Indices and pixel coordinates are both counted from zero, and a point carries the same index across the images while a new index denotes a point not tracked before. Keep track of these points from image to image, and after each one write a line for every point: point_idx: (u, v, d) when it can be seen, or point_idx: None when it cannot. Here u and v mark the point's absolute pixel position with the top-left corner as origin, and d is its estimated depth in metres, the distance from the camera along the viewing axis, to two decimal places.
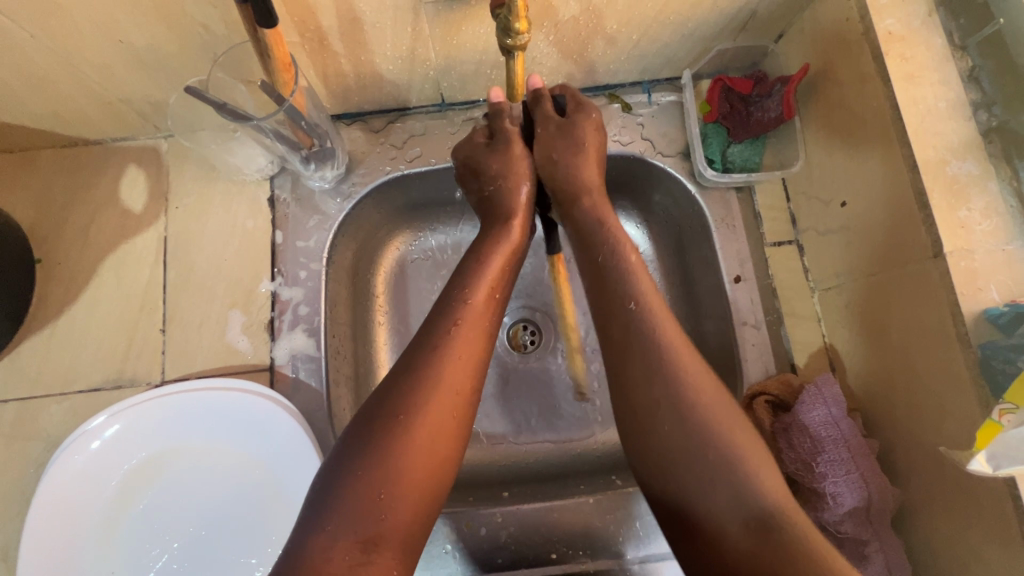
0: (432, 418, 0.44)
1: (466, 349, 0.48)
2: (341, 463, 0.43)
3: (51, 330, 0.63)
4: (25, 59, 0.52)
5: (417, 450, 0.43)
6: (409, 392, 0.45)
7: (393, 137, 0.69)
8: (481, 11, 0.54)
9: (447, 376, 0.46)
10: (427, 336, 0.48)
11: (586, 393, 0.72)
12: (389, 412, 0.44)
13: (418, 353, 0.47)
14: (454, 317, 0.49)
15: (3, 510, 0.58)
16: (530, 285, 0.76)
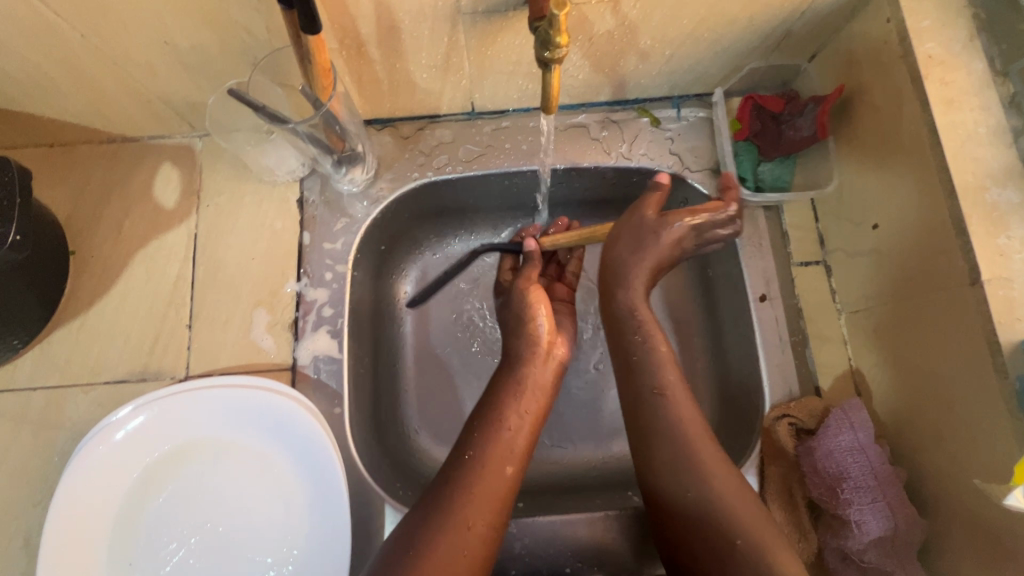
0: (439, 561, 0.45)
1: (490, 481, 0.50)
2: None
3: (80, 320, 0.64)
4: (73, 58, 0.54)
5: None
6: (426, 523, 0.47)
7: (422, 143, 0.69)
8: (517, 23, 0.54)
9: (464, 507, 0.48)
10: (449, 471, 0.51)
11: (603, 406, 0.72)
12: (407, 542, 0.46)
13: (440, 493, 0.49)
14: (471, 450, 0.52)
15: (28, 496, 0.59)
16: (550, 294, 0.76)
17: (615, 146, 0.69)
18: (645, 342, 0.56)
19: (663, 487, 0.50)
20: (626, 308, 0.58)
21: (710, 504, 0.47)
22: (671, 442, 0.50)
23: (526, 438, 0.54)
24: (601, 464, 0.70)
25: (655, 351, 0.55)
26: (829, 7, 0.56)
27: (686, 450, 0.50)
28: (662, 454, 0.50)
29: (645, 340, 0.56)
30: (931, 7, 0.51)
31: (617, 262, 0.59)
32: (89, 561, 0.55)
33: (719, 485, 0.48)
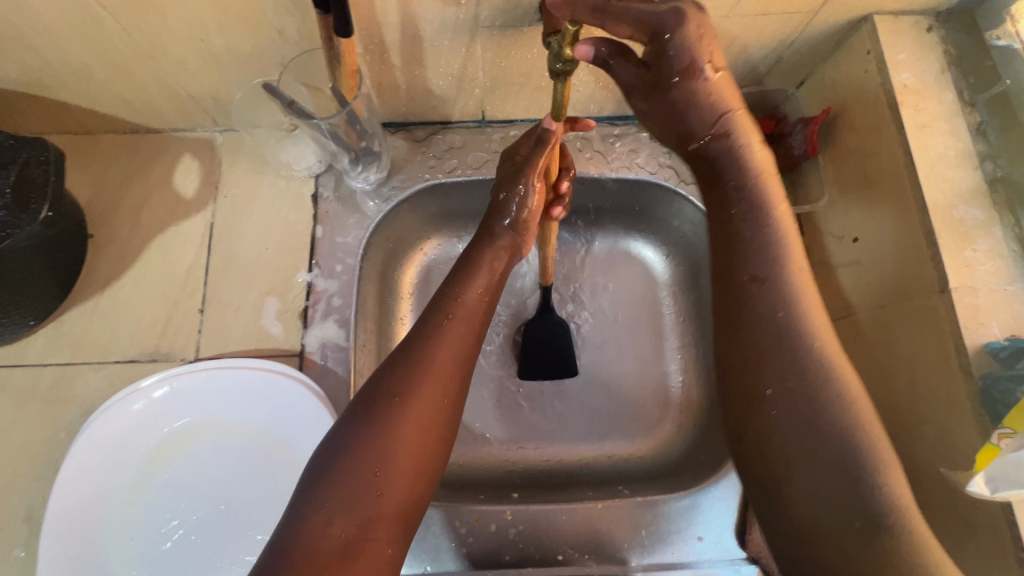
0: (421, 409, 0.43)
1: (461, 339, 0.49)
2: (334, 443, 0.42)
3: (95, 301, 0.66)
4: (111, 48, 0.57)
5: (410, 429, 0.42)
6: (407, 373, 0.45)
7: (434, 147, 0.73)
8: (530, 39, 0.59)
9: (439, 360, 0.47)
10: (419, 328, 0.49)
11: (597, 408, 0.74)
12: (387, 391, 0.44)
13: (411, 350, 0.47)
14: (446, 312, 0.50)
15: (33, 469, 0.60)
16: (573, 298, 0.79)
17: (615, 158, 0.73)
18: (749, 200, 0.43)
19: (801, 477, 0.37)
20: (734, 167, 0.45)
21: (831, 425, 0.37)
22: (784, 354, 0.39)
23: (483, 297, 0.54)
24: (592, 462, 0.72)
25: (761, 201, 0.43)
26: (816, 38, 0.61)
27: (809, 355, 0.39)
28: (780, 372, 0.39)
29: (767, 211, 0.43)
30: (908, 42, 0.57)
31: (698, 127, 0.46)
32: (92, 535, 0.56)
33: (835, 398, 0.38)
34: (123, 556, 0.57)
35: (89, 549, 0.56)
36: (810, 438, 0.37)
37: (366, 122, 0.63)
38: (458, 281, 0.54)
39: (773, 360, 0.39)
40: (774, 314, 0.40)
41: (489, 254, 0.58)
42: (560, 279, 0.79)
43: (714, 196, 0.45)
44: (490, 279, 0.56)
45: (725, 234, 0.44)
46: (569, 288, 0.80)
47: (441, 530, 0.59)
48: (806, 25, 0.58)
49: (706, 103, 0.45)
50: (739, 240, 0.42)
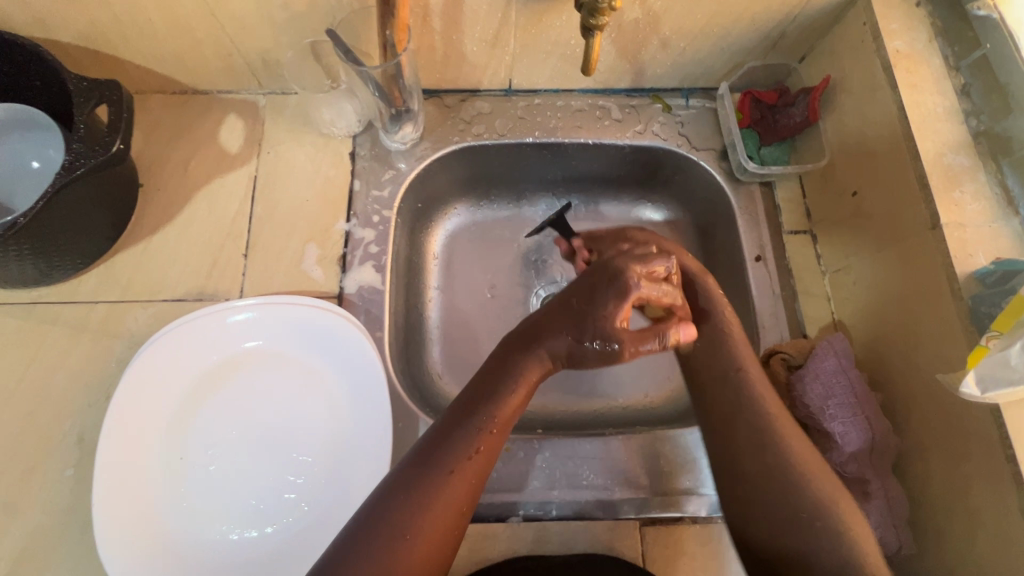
0: (424, 551, 0.45)
1: (479, 466, 0.48)
2: (329, 567, 0.43)
3: (144, 245, 0.70)
4: (176, 5, 0.62)
5: (427, 542, 0.45)
6: (419, 511, 0.45)
7: (464, 112, 0.79)
8: (561, 6, 0.64)
9: (451, 500, 0.46)
10: (445, 454, 0.48)
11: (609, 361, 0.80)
12: (398, 533, 0.44)
13: (430, 473, 0.47)
14: (475, 446, 0.48)
15: (85, 396, 0.63)
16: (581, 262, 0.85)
17: (631, 127, 0.79)
18: (710, 317, 0.60)
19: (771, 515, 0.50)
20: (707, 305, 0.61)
21: (767, 447, 0.52)
22: (736, 393, 0.55)
23: (521, 402, 0.52)
24: (607, 409, 0.77)
25: (715, 305, 0.60)
26: (816, 14, 0.67)
27: (756, 399, 0.54)
28: (753, 453, 0.52)
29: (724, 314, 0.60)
30: (899, 14, 0.63)
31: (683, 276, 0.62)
32: (142, 455, 0.59)
33: (795, 448, 0.52)
34: (173, 475, 0.60)
35: (139, 468, 0.59)
36: (786, 496, 0.50)
37: (407, 82, 0.68)
38: (511, 379, 0.51)
39: (746, 417, 0.54)
40: (735, 374, 0.56)
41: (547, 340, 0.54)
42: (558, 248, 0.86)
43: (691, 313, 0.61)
44: (528, 390, 0.52)
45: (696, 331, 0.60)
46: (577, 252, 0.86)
47: None
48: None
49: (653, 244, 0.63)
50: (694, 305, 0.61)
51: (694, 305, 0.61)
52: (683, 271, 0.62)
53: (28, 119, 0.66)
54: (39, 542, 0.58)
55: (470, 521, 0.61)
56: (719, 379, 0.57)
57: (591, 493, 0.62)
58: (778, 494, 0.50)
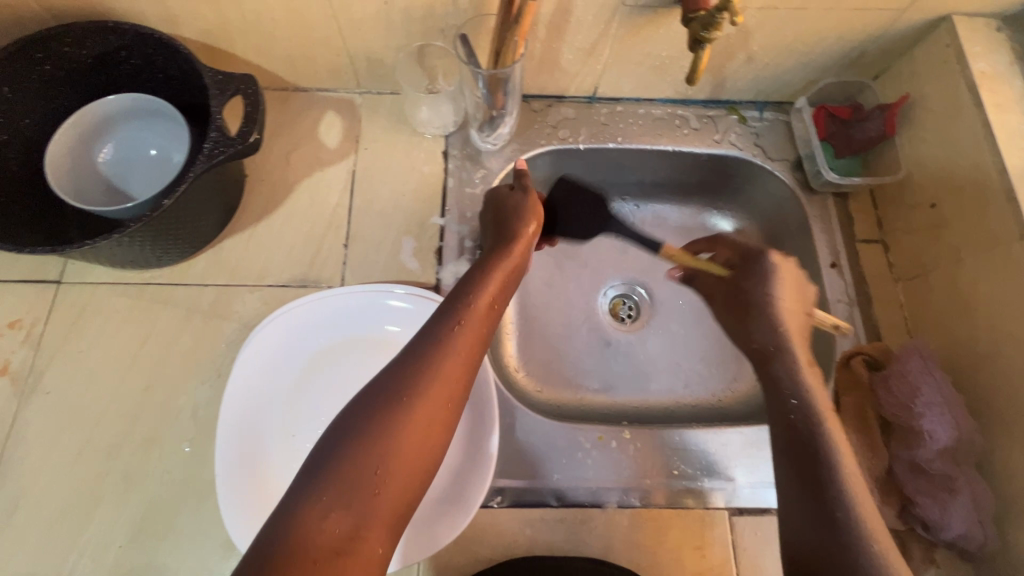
0: (425, 411, 0.43)
1: (468, 340, 0.49)
2: (336, 433, 0.41)
3: (250, 232, 0.73)
4: (304, 7, 0.66)
5: (414, 433, 0.42)
6: (416, 373, 0.45)
7: (550, 117, 0.82)
8: (662, 21, 0.68)
9: (446, 365, 0.46)
10: (429, 330, 0.49)
11: (675, 360, 0.86)
12: (396, 390, 0.43)
13: (421, 343, 0.48)
14: (459, 317, 0.50)
15: (198, 374, 0.66)
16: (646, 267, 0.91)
17: (708, 136, 0.83)
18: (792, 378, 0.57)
19: (806, 543, 0.49)
20: (789, 376, 0.57)
21: (828, 481, 0.50)
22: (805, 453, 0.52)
23: (496, 296, 0.55)
24: (676, 406, 0.83)
25: (795, 373, 0.57)
26: (899, 35, 0.71)
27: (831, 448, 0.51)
28: (805, 491, 0.51)
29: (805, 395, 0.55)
30: (982, 38, 0.67)
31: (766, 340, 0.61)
32: (260, 429, 0.63)
33: (860, 500, 0.48)
34: (287, 449, 0.63)
35: (257, 441, 0.62)
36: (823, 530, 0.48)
37: (513, 87, 0.71)
38: (477, 281, 0.54)
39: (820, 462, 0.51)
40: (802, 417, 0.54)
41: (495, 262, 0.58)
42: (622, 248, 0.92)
43: (773, 381, 0.59)
44: (501, 284, 0.56)
45: (779, 403, 0.56)
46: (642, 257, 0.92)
47: (567, 443, 0.65)
48: (894, 21, 0.69)
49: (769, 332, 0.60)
50: (778, 374, 0.58)
51: (773, 379, 0.59)
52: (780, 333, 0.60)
53: (150, 109, 0.70)
54: (158, 513, 0.61)
55: (567, 505, 0.63)
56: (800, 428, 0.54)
57: (681, 483, 0.65)
58: (803, 518, 0.50)
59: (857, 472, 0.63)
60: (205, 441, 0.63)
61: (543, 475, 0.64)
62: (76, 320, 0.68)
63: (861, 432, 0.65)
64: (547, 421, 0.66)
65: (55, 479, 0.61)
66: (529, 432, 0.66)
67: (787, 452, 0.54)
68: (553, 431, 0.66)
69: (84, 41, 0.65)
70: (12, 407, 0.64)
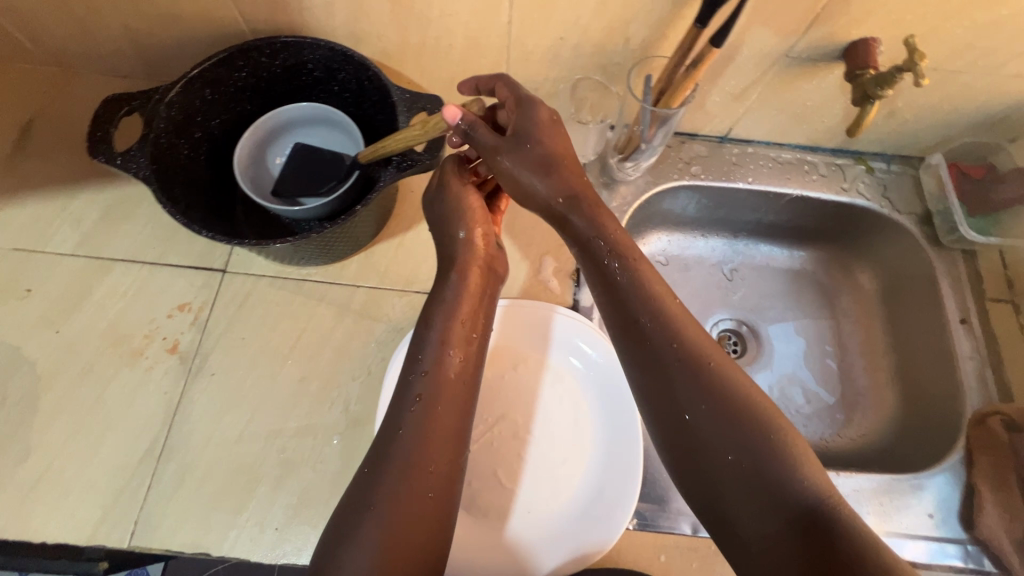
0: (411, 506, 0.49)
1: (439, 419, 0.53)
2: (338, 532, 0.48)
3: (400, 239, 0.77)
4: (484, 36, 0.70)
5: (411, 522, 0.48)
6: (396, 466, 0.50)
7: (683, 153, 0.85)
8: (817, 74, 0.71)
9: (395, 451, 0.51)
10: (398, 414, 0.53)
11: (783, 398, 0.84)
12: (376, 491, 0.49)
13: (394, 430, 0.52)
14: (416, 393, 0.54)
15: (350, 371, 0.70)
16: (756, 305, 0.91)
17: (837, 183, 0.85)
18: (699, 349, 0.52)
19: None
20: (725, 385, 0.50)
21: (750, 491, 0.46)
22: (739, 445, 0.48)
23: (460, 351, 0.57)
24: None
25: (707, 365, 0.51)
26: None
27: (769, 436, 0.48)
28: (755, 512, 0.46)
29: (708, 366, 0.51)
30: None
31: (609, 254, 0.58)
32: None
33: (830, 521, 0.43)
34: None
35: None
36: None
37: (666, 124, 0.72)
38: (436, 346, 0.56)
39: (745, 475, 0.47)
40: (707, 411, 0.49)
41: (451, 295, 0.59)
42: (731, 285, 0.92)
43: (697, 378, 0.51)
44: (463, 337, 0.57)
45: (671, 397, 0.51)
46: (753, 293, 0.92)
47: None
48: None
49: (644, 299, 0.55)
50: (670, 364, 0.52)
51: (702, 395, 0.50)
52: (649, 283, 0.56)
53: (319, 118, 0.75)
54: (311, 501, 0.63)
55: (703, 536, 0.64)
56: (714, 429, 0.49)
57: None
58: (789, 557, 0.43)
59: (994, 534, 0.64)
60: (356, 435, 0.66)
61: (680, 504, 0.65)
62: (239, 308, 0.72)
63: (999, 492, 0.65)
64: None
65: (217, 458, 0.64)
66: None
67: (723, 459, 0.48)
68: None
69: (280, 52, 0.70)
70: (179, 385, 0.68)
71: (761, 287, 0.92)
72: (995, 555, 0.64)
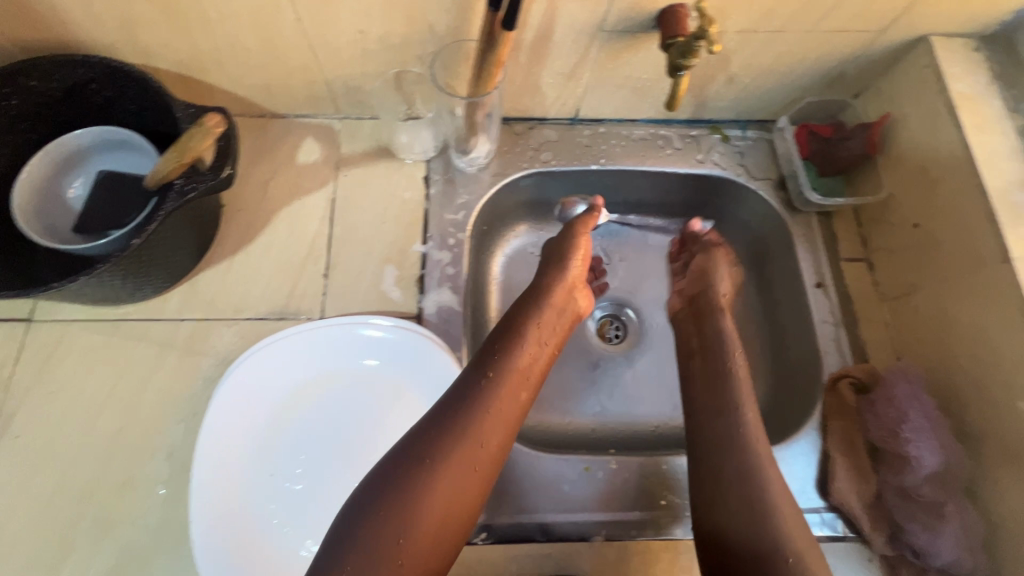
0: (453, 478, 0.52)
1: (501, 405, 0.56)
2: (368, 499, 0.50)
3: (228, 263, 0.72)
4: (277, 36, 0.65)
5: (433, 503, 0.50)
6: (454, 443, 0.53)
7: (532, 140, 0.82)
8: (640, 44, 0.68)
9: (475, 433, 0.54)
10: (472, 391, 0.56)
11: (660, 381, 0.84)
12: (419, 456, 0.52)
13: (462, 396, 0.56)
14: (492, 382, 0.57)
15: (174, 413, 0.64)
16: (628, 287, 0.89)
17: (691, 156, 0.82)
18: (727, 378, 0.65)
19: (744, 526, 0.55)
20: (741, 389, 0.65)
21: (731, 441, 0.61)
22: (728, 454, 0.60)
23: (533, 352, 0.62)
24: (662, 428, 0.81)
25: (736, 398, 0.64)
26: (878, 54, 0.72)
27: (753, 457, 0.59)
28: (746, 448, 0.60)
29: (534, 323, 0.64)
30: (959, 58, 0.67)
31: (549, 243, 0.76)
32: (235, 469, 0.61)
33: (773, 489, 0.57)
34: (266, 490, 0.62)
35: (231, 484, 0.60)
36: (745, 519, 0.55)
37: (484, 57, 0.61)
38: (507, 345, 0.61)
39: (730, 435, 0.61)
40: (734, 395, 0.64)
41: (540, 306, 0.66)
42: (609, 268, 0.90)
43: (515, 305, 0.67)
44: (537, 344, 0.62)
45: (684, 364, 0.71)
46: (627, 275, 0.90)
47: (554, 476, 0.65)
48: (873, 41, 0.69)
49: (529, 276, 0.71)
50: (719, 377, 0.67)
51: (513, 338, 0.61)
52: (727, 339, 0.70)
53: (119, 139, 0.69)
54: (131, 560, 0.59)
55: (555, 540, 0.62)
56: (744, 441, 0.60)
57: (669, 512, 0.65)
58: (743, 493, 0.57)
59: (846, 499, 0.62)
60: (182, 482, 0.62)
61: (530, 508, 0.63)
62: (47, 359, 0.66)
63: (851, 456, 0.64)
64: (534, 454, 0.66)
65: (28, 529, 0.59)
66: (515, 466, 0.66)
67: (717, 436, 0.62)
68: (538, 465, 0.66)
69: (50, 74, 0.63)
70: None
71: (639, 269, 0.90)
72: (849, 520, 0.63)
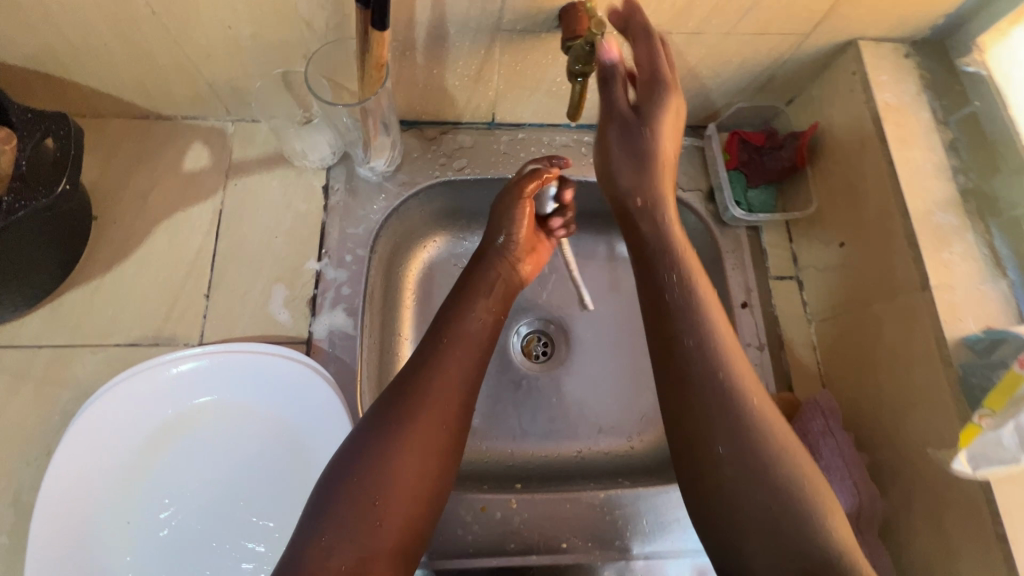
0: (420, 442, 0.48)
1: (457, 362, 0.52)
2: (338, 470, 0.46)
3: (97, 283, 0.65)
4: (138, 32, 0.58)
5: (406, 467, 0.46)
6: (413, 406, 0.49)
7: (444, 146, 0.75)
8: (547, 45, 0.62)
9: (433, 393, 0.50)
10: (423, 352, 0.53)
11: (588, 404, 0.77)
12: (385, 423, 0.48)
13: (426, 356, 0.52)
14: (447, 340, 0.54)
15: (25, 453, 0.58)
16: (554, 301, 0.82)
17: None
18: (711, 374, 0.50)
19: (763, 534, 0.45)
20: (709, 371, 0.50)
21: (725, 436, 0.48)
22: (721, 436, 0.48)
23: (490, 312, 0.59)
24: (586, 455, 0.75)
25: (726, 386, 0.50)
26: (807, 59, 0.66)
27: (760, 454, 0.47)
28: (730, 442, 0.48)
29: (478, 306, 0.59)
30: (887, 65, 0.63)
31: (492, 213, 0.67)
32: (85, 521, 0.55)
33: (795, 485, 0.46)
34: (119, 544, 0.55)
35: (79, 539, 0.54)
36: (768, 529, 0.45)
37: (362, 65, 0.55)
38: (459, 307, 0.57)
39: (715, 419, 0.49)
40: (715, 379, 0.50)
41: (490, 269, 0.63)
42: (539, 279, 0.82)
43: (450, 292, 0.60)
44: (490, 302, 0.59)
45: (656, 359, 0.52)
46: (554, 289, 0.82)
47: (447, 517, 0.60)
48: (800, 45, 0.64)
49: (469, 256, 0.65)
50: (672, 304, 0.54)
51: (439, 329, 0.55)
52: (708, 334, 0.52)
53: None
54: None
55: None
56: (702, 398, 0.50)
57: (571, 555, 0.60)
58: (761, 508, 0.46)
59: None
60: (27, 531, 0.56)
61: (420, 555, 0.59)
62: None
63: None
64: None
65: None
66: None
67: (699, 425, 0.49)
68: None
69: None
70: None
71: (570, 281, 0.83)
72: None
